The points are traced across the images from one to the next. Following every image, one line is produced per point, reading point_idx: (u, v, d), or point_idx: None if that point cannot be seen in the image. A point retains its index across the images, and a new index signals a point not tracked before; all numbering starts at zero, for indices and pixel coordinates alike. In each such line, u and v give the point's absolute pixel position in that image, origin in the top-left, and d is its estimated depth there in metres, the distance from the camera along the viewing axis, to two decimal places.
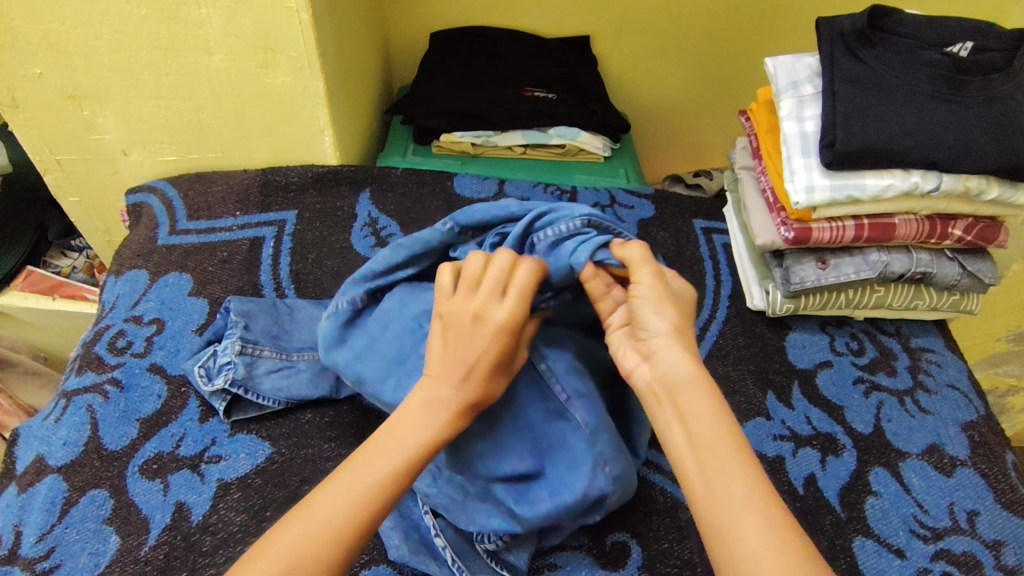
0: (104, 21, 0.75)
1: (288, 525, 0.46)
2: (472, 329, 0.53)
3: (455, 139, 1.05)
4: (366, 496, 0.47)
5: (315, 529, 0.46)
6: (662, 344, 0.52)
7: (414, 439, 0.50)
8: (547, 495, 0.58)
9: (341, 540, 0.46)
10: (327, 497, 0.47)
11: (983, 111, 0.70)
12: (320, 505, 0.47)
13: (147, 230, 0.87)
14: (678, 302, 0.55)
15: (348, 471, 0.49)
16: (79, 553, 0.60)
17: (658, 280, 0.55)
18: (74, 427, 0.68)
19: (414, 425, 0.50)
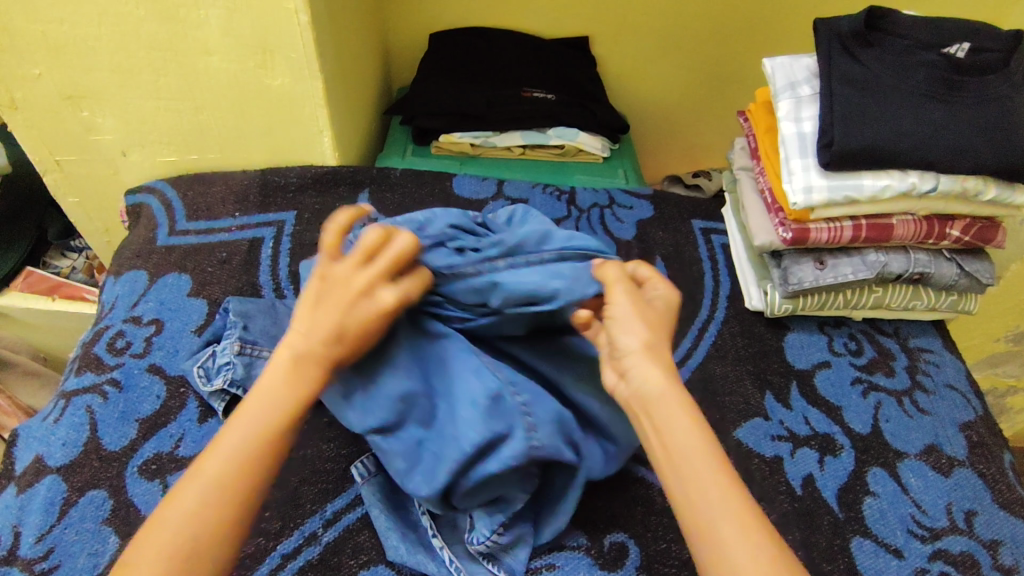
0: (102, 21, 0.75)
1: (179, 493, 0.47)
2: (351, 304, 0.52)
3: (455, 138, 1.04)
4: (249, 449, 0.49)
5: (206, 490, 0.47)
6: (635, 356, 0.52)
7: (278, 381, 0.51)
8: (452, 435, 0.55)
9: (231, 497, 0.47)
10: (212, 457, 0.48)
11: (980, 112, 0.70)
12: (209, 463, 0.48)
13: (146, 230, 0.87)
14: (650, 313, 0.55)
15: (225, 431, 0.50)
16: (78, 554, 0.60)
17: (632, 298, 0.55)
18: (73, 427, 0.68)
19: (277, 370, 0.51)
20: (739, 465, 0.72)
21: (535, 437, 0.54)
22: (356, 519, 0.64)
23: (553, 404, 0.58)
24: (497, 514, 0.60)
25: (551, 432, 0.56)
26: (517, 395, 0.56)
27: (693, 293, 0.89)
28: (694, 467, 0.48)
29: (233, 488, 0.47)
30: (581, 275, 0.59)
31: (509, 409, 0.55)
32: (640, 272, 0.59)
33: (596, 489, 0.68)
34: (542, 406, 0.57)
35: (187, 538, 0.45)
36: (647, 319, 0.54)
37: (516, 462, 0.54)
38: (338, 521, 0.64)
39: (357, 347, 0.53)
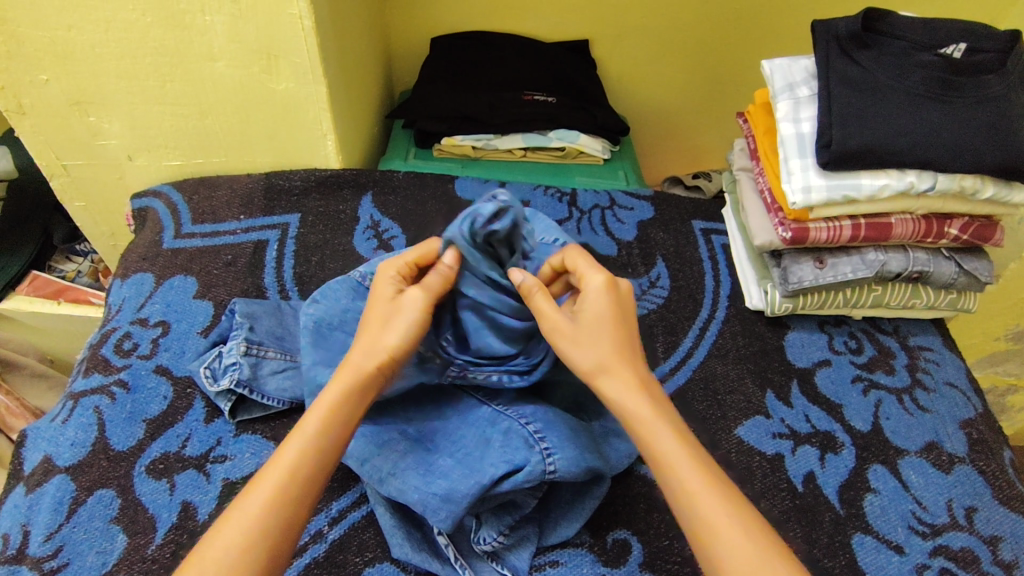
0: (108, 29, 0.76)
1: (228, 516, 0.47)
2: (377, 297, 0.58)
3: (455, 142, 1.06)
4: (293, 467, 0.49)
5: (252, 516, 0.47)
6: (596, 372, 0.54)
7: (319, 415, 0.52)
8: (461, 471, 0.58)
9: (267, 525, 0.47)
10: (251, 497, 0.48)
11: (976, 111, 0.71)
12: (245, 503, 0.48)
13: (153, 233, 0.88)
14: (590, 331, 0.56)
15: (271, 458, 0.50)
16: (87, 552, 0.60)
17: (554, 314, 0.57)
18: (81, 428, 0.69)
19: (322, 397, 0.53)
20: (740, 463, 0.72)
21: (550, 460, 0.57)
22: (361, 516, 0.65)
23: (567, 429, 0.61)
24: (506, 516, 0.62)
25: (568, 455, 0.58)
26: (528, 425, 0.60)
27: (694, 292, 0.90)
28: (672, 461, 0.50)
29: (269, 519, 0.47)
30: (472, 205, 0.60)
31: (522, 440, 0.59)
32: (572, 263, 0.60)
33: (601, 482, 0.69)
34: (554, 431, 0.60)
35: (235, 557, 0.45)
36: (591, 337, 0.55)
37: (527, 484, 0.57)
38: (344, 518, 0.64)
39: (388, 320, 0.56)
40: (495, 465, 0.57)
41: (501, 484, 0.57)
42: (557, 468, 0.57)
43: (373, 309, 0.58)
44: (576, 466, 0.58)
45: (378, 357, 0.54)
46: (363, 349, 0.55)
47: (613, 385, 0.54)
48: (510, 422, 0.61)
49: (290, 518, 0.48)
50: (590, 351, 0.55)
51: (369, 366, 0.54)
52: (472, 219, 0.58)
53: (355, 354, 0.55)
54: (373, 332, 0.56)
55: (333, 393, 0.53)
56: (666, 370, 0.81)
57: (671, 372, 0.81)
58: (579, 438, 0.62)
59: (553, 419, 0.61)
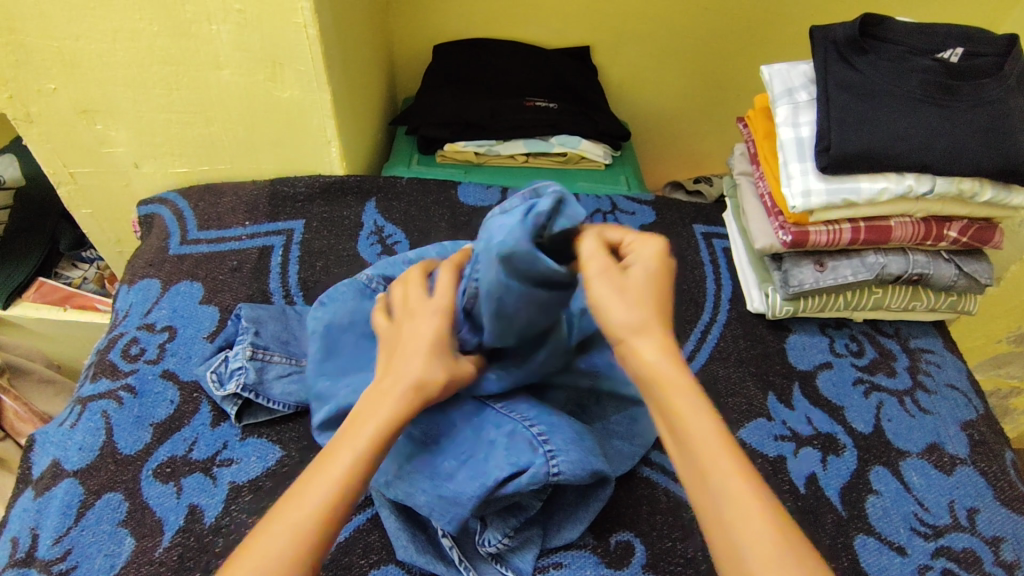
0: (116, 38, 0.77)
1: (263, 532, 0.45)
2: (416, 325, 0.55)
3: (458, 147, 1.07)
4: (333, 496, 0.46)
5: (292, 533, 0.45)
6: (631, 331, 0.48)
7: (365, 438, 0.49)
8: (464, 473, 0.59)
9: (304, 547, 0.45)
10: (288, 517, 0.45)
11: (974, 115, 0.72)
12: (281, 520, 0.45)
13: (159, 239, 0.89)
14: (636, 291, 0.49)
15: (310, 473, 0.48)
16: (95, 555, 0.61)
17: (604, 273, 0.50)
18: (89, 432, 0.69)
19: (368, 419, 0.50)
20: None
21: (554, 462, 0.57)
22: (367, 519, 0.65)
23: (572, 432, 0.61)
24: (511, 518, 0.62)
25: (572, 458, 0.58)
26: (531, 427, 0.60)
27: (694, 296, 0.91)
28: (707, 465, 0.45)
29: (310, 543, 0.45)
30: (513, 199, 0.58)
31: (526, 442, 0.59)
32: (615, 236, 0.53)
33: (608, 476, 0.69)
34: (559, 432, 0.60)
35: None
36: (635, 295, 0.49)
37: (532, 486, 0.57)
38: (349, 521, 0.65)
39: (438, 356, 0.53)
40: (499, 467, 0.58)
41: (501, 484, 0.57)
42: (559, 471, 0.57)
43: (409, 342, 0.54)
44: (581, 469, 0.58)
45: (427, 387, 0.52)
46: (412, 378, 0.52)
47: (648, 349, 0.48)
48: (514, 425, 0.60)
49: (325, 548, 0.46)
50: (635, 307, 0.48)
51: (417, 401, 0.51)
52: (538, 216, 0.53)
53: (401, 381, 0.51)
54: (428, 348, 0.53)
55: (377, 417, 0.50)
56: None
57: None
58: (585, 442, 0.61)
59: (560, 421, 0.61)
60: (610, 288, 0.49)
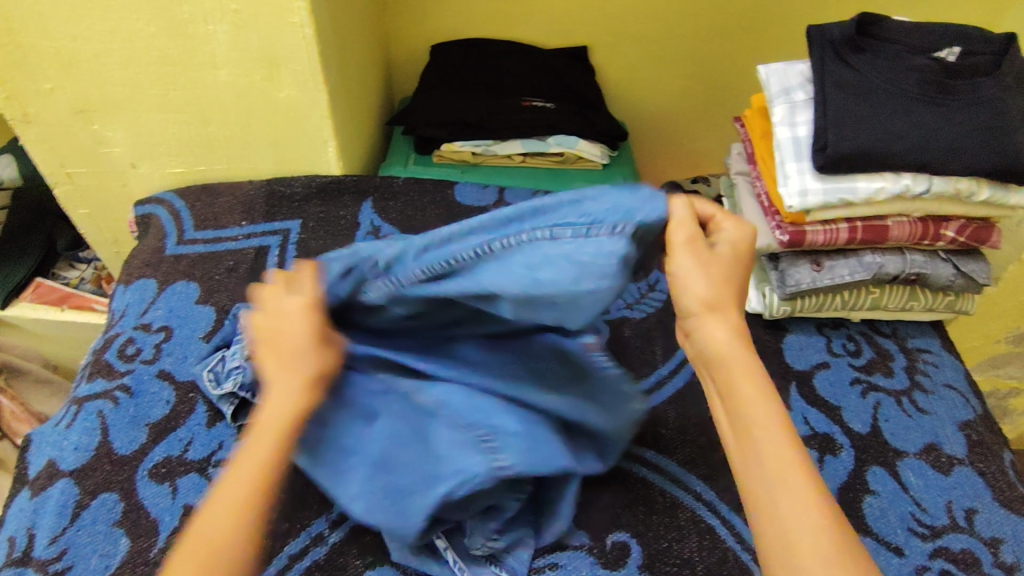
0: (113, 38, 0.77)
1: (185, 546, 0.46)
2: (282, 322, 0.52)
3: (455, 147, 1.07)
4: (249, 502, 0.47)
5: (206, 559, 0.45)
6: (704, 308, 0.54)
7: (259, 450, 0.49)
8: (416, 484, 0.55)
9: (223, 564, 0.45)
10: (200, 541, 0.46)
11: (971, 114, 0.71)
12: (193, 547, 0.46)
13: (156, 240, 0.89)
14: (715, 268, 0.55)
15: (222, 482, 0.48)
16: (91, 555, 0.61)
17: (690, 243, 0.55)
18: (85, 432, 0.69)
19: (259, 433, 0.49)
20: None
21: (499, 460, 0.52)
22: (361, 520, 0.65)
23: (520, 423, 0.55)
24: (491, 521, 0.60)
25: (519, 451, 0.53)
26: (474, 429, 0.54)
27: None
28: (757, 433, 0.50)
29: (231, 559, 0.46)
30: (605, 220, 0.50)
31: (471, 443, 0.53)
32: (706, 210, 0.59)
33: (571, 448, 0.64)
34: (504, 427, 0.54)
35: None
36: (716, 272, 0.55)
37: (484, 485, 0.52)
38: (345, 521, 0.65)
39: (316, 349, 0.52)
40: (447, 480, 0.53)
41: (453, 494, 0.52)
42: (508, 468, 0.52)
43: (282, 346, 0.51)
44: (532, 464, 0.53)
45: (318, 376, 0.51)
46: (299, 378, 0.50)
47: (717, 328, 0.54)
48: (457, 428, 0.55)
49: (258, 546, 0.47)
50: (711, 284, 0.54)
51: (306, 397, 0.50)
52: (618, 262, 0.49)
53: (287, 386, 0.50)
54: (306, 346, 0.51)
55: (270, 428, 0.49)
56: (665, 372, 0.81)
57: (670, 375, 0.81)
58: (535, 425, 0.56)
59: (508, 418, 0.55)
60: (699, 257, 0.55)
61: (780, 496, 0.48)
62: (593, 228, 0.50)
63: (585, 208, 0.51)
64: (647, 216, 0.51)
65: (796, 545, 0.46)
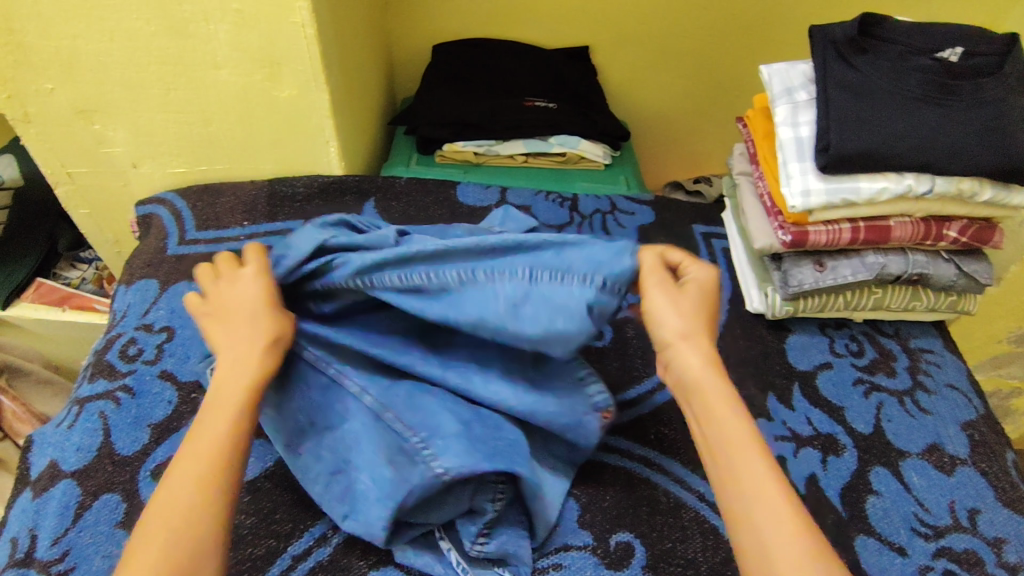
0: (113, 37, 0.77)
1: (160, 498, 0.49)
2: (239, 293, 0.59)
3: (458, 148, 1.07)
4: (217, 454, 0.51)
5: (184, 510, 0.48)
6: (680, 338, 0.56)
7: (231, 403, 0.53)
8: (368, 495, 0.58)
9: (200, 513, 0.48)
10: (175, 491, 0.49)
11: (974, 114, 0.71)
12: (170, 502, 0.48)
13: (157, 240, 0.89)
14: (686, 302, 0.58)
15: (188, 443, 0.52)
16: (93, 557, 0.61)
17: (662, 283, 0.58)
18: (87, 433, 0.69)
19: (227, 386, 0.54)
20: None
21: (435, 467, 0.57)
22: None
23: (456, 429, 0.59)
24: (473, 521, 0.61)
25: (455, 454, 0.57)
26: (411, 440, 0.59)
27: None
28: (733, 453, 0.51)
29: (206, 506, 0.49)
30: (579, 270, 0.56)
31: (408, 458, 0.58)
32: (674, 257, 0.62)
33: (549, 444, 0.67)
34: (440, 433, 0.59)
35: (174, 535, 0.47)
36: (688, 307, 0.58)
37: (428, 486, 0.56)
38: None
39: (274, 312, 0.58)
40: (394, 488, 0.57)
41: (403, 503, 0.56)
42: (446, 471, 0.56)
43: (239, 309, 0.58)
44: (468, 467, 0.56)
45: (276, 342, 0.57)
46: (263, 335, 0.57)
47: (691, 353, 0.56)
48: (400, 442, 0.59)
49: (229, 491, 0.50)
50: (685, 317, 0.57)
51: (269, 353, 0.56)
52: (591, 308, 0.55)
53: (252, 343, 0.56)
54: (263, 308, 0.58)
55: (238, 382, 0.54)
56: None
57: None
58: (476, 428, 0.60)
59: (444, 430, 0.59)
60: (669, 294, 0.58)
61: (759, 519, 0.48)
62: (565, 273, 0.56)
63: (563, 256, 0.58)
64: (619, 270, 0.56)
65: (775, 566, 0.46)
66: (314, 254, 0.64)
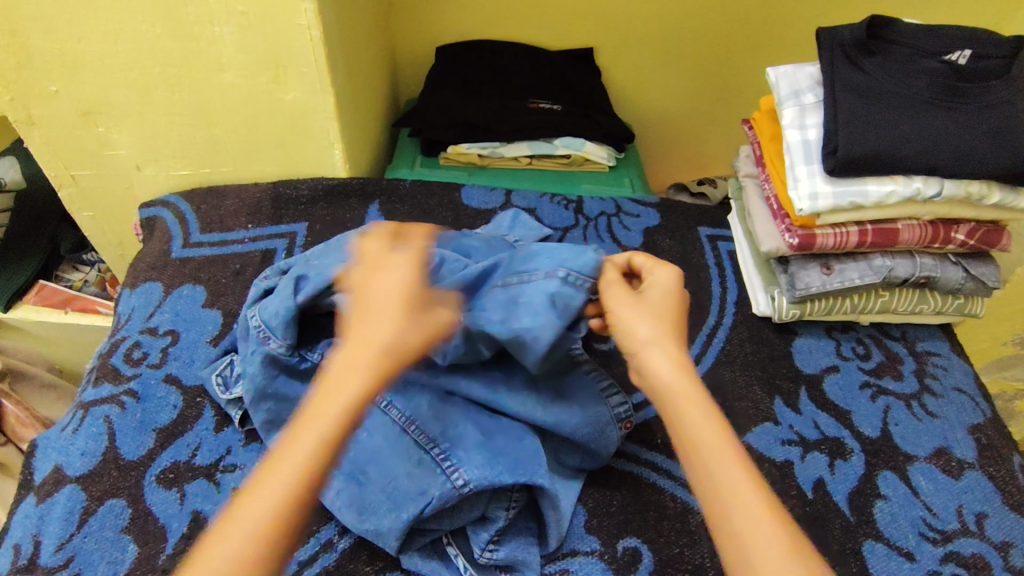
0: (119, 39, 0.77)
1: (241, 505, 0.45)
2: (379, 285, 0.54)
3: (462, 150, 1.06)
4: (307, 470, 0.46)
5: (261, 519, 0.44)
6: (646, 344, 0.55)
7: (332, 412, 0.48)
8: (386, 504, 0.59)
9: (275, 526, 0.44)
10: (258, 495, 0.45)
11: (982, 117, 0.71)
12: (248, 503, 0.45)
13: (161, 243, 0.88)
14: (648, 307, 0.57)
15: (277, 451, 0.47)
16: (98, 563, 0.61)
17: (621, 293, 0.58)
18: (91, 437, 0.69)
19: (333, 389, 0.48)
20: None
21: (457, 476, 0.59)
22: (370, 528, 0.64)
23: (476, 438, 0.61)
24: (483, 530, 0.61)
25: (474, 466, 0.59)
26: (433, 448, 0.60)
27: (700, 299, 0.90)
28: (710, 456, 0.50)
29: (282, 520, 0.44)
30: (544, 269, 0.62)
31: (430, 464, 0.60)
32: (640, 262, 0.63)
33: (561, 453, 0.67)
34: (461, 443, 0.60)
35: (252, 555, 0.43)
36: (648, 312, 0.57)
37: (446, 499, 0.58)
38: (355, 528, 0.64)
39: (408, 313, 0.53)
40: (413, 499, 0.58)
41: (421, 514, 0.58)
42: (467, 482, 0.58)
43: (371, 303, 0.53)
44: (488, 480, 0.59)
45: (393, 353, 0.50)
46: (385, 339, 0.51)
47: (661, 359, 0.54)
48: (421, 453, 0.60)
49: (306, 509, 0.46)
50: (647, 323, 0.56)
51: (385, 364, 0.50)
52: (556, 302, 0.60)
53: (370, 346, 0.50)
54: (394, 307, 0.52)
55: (345, 388, 0.48)
56: None
57: None
58: (494, 439, 0.62)
59: (468, 435, 0.61)
60: (628, 300, 0.58)
61: (740, 524, 0.47)
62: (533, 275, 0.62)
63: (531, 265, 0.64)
64: (581, 264, 0.62)
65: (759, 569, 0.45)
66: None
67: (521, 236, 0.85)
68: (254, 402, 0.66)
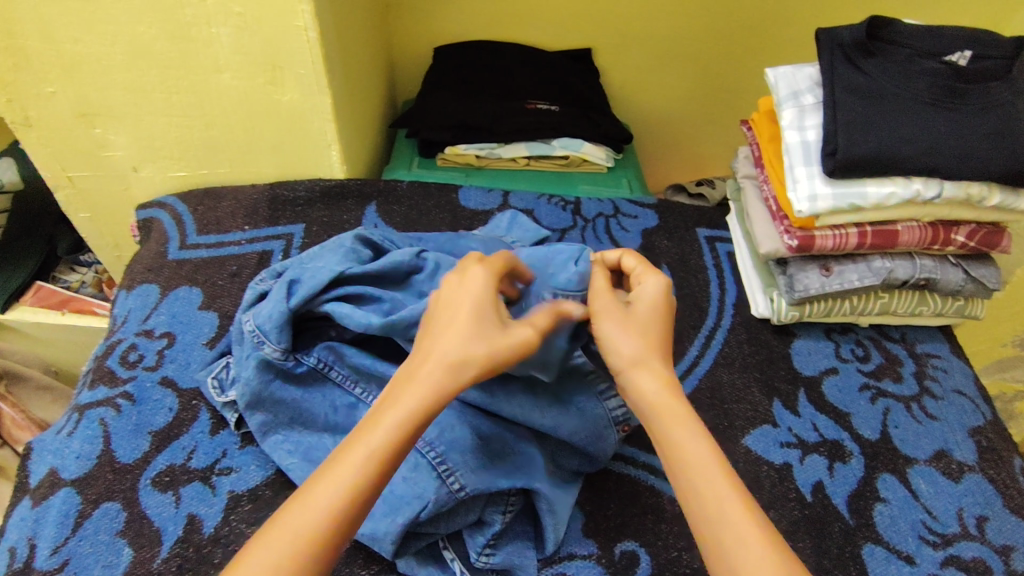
0: (116, 40, 0.76)
1: (291, 509, 0.46)
2: (455, 296, 0.55)
3: (460, 151, 1.06)
4: (355, 482, 0.47)
5: (307, 526, 0.45)
6: (631, 365, 0.55)
7: (388, 428, 0.48)
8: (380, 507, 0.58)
9: (318, 536, 0.45)
10: (308, 501, 0.46)
11: (983, 118, 0.71)
12: (296, 509, 0.45)
13: (158, 245, 0.88)
14: (633, 324, 0.57)
15: (338, 454, 0.48)
16: (93, 566, 0.60)
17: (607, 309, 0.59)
18: (87, 440, 0.69)
19: (395, 404, 0.49)
20: (748, 472, 0.72)
21: (454, 480, 0.58)
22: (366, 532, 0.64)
23: (472, 442, 0.61)
24: (479, 535, 0.61)
25: (471, 471, 0.59)
26: (429, 452, 0.60)
27: (699, 301, 0.90)
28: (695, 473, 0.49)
29: (325, 530, 0.45)
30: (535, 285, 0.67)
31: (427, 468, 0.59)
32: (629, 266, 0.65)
33: (560, 455, 0.67)
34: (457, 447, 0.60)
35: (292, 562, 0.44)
36: (634, 331, 0.57)
37: (442, 503, 0.58)
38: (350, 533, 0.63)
39: (481, 328, 0.52)
40: (409, 503, 0.58)
41: (416, 519, 0.57)
42: (464, 486, 0.58)
43: (449, 315, 0.53)
44: (484, 485, 0.59)
45: (458, 370, 0.50)
46: (452, 355, 0.51)
47: (646, 379, 0.54)
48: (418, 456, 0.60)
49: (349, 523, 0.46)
50: (630, 342, 0.56)
51: (449, 383, 0.50)
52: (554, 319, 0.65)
53: (435, 361, 0.51)
54: (468, 321, 0.52)
55: (403, 406, 0.49)
56: None
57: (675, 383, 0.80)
58: (492, 444, 0.63)
59: (465, 439, 0.61)
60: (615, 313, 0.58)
61: (726, 542, 0.46)
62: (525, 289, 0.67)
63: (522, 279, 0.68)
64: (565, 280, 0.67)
65: None
66: (335, 284, 0.67)
67: (519, 238, 0.84)
68: (248, 404, 0.65)
